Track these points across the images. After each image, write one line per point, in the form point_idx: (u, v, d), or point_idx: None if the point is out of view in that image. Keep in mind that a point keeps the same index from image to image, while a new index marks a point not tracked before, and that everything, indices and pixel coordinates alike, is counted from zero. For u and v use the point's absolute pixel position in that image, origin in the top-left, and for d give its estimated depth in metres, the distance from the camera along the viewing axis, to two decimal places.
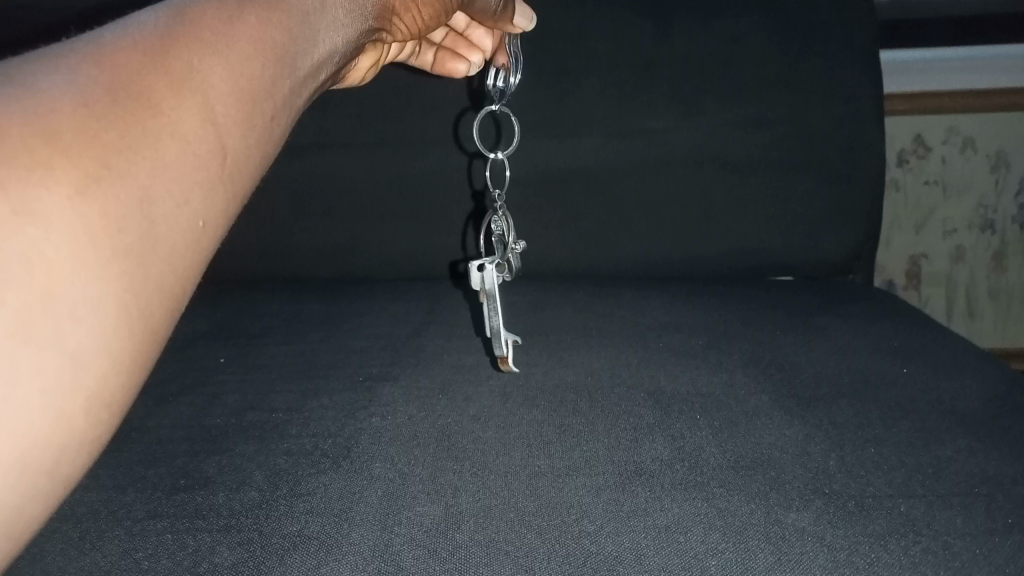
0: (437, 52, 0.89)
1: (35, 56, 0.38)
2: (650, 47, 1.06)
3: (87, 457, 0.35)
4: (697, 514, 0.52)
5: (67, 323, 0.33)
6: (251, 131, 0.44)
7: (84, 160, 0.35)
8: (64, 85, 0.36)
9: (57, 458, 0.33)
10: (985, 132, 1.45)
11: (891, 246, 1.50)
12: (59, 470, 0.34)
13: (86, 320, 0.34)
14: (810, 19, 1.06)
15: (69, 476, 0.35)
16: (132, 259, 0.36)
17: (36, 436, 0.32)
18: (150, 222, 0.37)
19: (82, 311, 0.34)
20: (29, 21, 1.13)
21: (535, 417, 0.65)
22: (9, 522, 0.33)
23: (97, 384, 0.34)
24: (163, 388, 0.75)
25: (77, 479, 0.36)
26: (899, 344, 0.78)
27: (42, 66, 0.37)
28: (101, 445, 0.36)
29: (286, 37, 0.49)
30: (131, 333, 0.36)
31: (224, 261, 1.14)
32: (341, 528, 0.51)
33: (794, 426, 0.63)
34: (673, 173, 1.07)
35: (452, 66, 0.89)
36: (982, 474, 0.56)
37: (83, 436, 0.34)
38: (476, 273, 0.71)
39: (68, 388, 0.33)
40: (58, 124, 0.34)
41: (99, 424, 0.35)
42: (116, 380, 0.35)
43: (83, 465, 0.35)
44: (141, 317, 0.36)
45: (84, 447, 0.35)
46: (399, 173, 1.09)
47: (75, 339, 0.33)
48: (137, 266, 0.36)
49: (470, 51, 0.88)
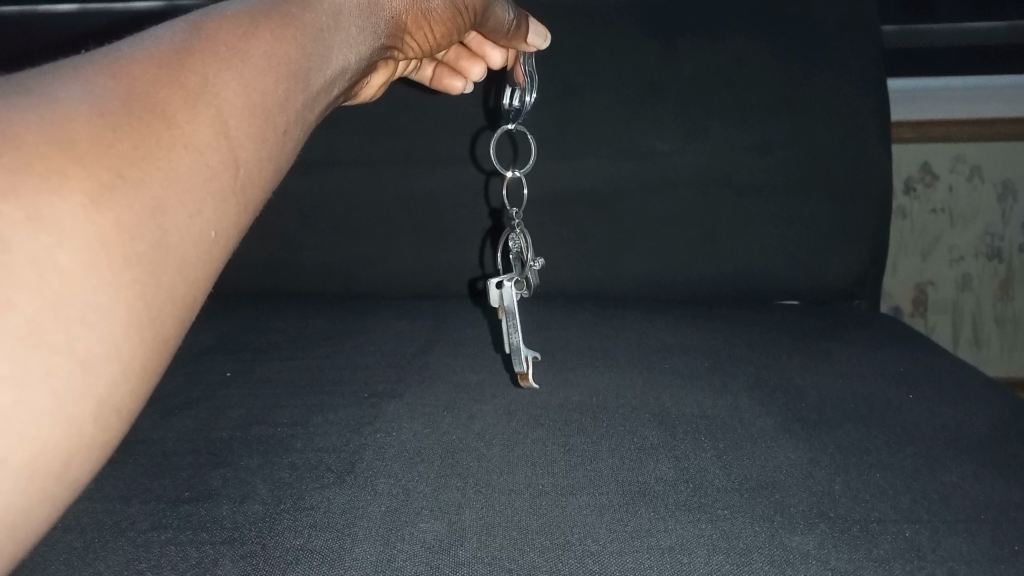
0: (437, 67, 0.90)
1: (53, 67, 0.39)
2: (657, 71, 1.07)
3: (95, 463, 0.36)
4: (700, 536, 0.52)
5: (77, 328, 0.33)
6: (264, 145, 0.44)
7: (98, 168, 0.35)
8: (80, 95, 0.37)
9: (65, 463, 0.34)
10: (991, 161, 1.46)
11: (897, 272, 1.50)
12: (67, 474, 0.34)
13: (97, 326, 0.34)
14: (816, 43, 1.07)
15: (77, 481, 0.35)
16: (144, 267, 0.36)
17: (46, 440, 0.32)
18: (163, 231, 0.37)
19: (92, 316, 0.34)
20: (46, 35, 1.15)
21: (539, 435, 0.65)
22: (16, 525, 0.33)
23: (106, 390, 0.35)
24: (169, 400, 0.76)
25: (86, 485, 0.36)
26: (904, 370, 0.78)
27: (60, 77, 0.37)
28: (110, 451, 0.36)
29: (300, 53, 0.49)
30: (142, 340, 0.36)
31: (232, 276, 1.15)
32: (343, 543, 0.51)
33: (799, 450, 0.63)
34: (679, 195, 1.08)
35: (449, 83, 0.91)
36: (988, 500, 0.56)
37: (91, 441, 0.34)
38: (494, 290, 0.71)
39: (77, 394, 0.33)
40: (72, 133, 0.35)
41: (108, 429, 0.35)
42: (125, 387, 0.36)
43: (91, 469, 0.35)
44: (151, 325, 0.37)
45: (93, 452, 0.35)
46: (407, 191, 1.09)
47: (85, 344, 0.34)
48: (149, 275, 0.36)
49: (472, 63, 0.88)
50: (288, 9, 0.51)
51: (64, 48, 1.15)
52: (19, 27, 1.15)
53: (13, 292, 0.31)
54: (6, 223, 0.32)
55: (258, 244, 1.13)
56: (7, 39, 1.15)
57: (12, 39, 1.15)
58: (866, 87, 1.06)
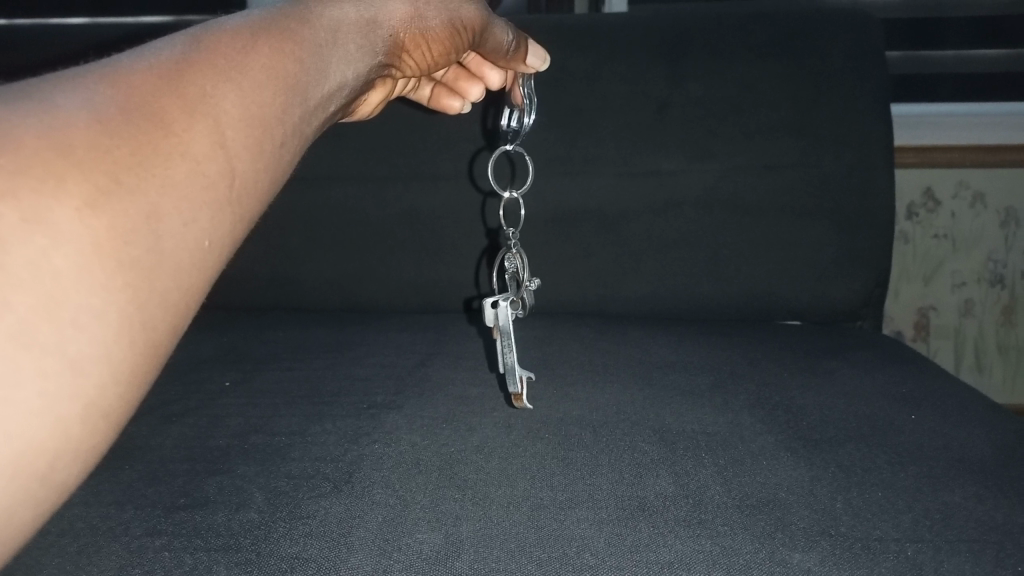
0: (435, 87, 0.90)
1: (53, 77, 0.37)
2: (663, 92, 1.07)
3: (84, 466, 0.34)
4: (700, 551, 0.51)
5: (70, 331, 0.32)
6: (262, 156, 0.42)
7: (96, 173, 0.33)
8: (79, 102, 0.35)
9: (52, 465, 0.32)
10: (994, 188, 1.46)
11: (899, 297, 1.49)
12: (54, 478, 0.32)
13: (89, 329, 0.32)
14: (822, 65, 1.06)
15: (65, 485, 0.33)
16: (137, 272, 0.34)
17: (33, 440, 0.31)
18: (157, 237, 0.35)
19: (84, 319, 0.32)
20: (57, 47, 1.16)
21: (538, 450, 0.65)
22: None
23: (95, 393, 0.33)
24: (167, 408, 0.75)
25: (74, 488, 0.34)
26: (908, 391, 0.77)
27: (61, 85, 0.36)
28: (97, 457, 0.35)
29: (299, 68, 0.47)
30: (133, 344, 0.34)
31: (235, 288, 1.15)
32: (339, 552, 0.51)
33: (801, 468, 0.62)
34: (682, 215, 1.08)
35: (446, 102, 0.91)
36: (992, 521, 0.55)
37: (78, 446, 0.33)
38: (489, 309, 0.70)
39: (66, 396, 0.32)
40: (71, 137, 0.33)
41: (96, 433, 0.33)
42: (115, 391, 0.34)
43: (78, 475, 0.34)
44: (143, 330, 0.35)
45: (81, 456, 0.33)
46: (410, 207, 1.10)
47: (77, 346, 0.32)
48: (143, 280, 0.35)
49: (470, 84, 0.88)
50: (287, 26, 0.49)
51: (75, 59, 1.16)
52: (31, 38, 1.16)
53: (5, 292, 0.30)
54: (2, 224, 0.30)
55: (261, 256, 1.13)
56: (19, 49, 1.16)
57: (24, 49, 1.16)
58: (872, 111, 1.06)
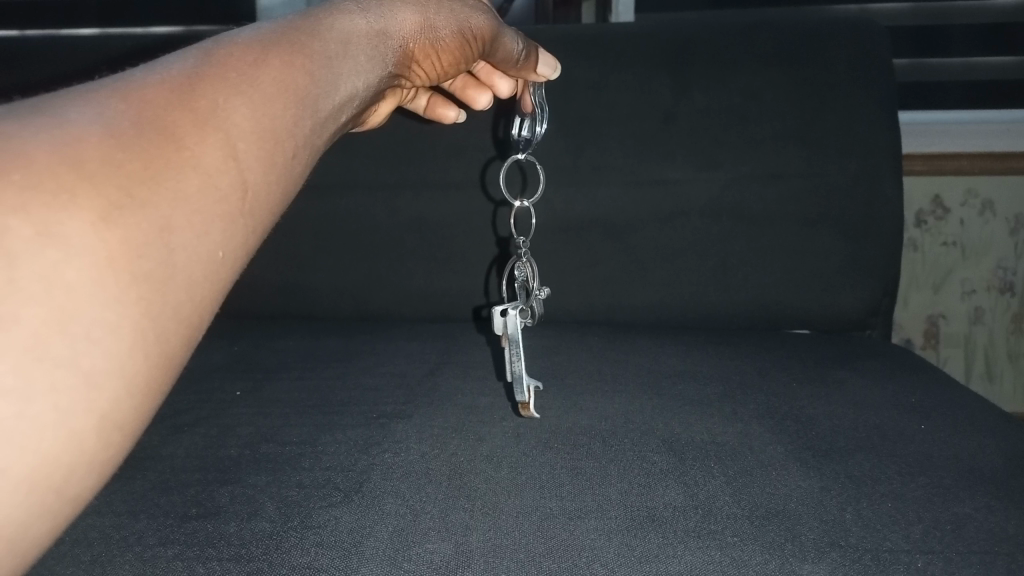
0: (431, 97, 0.89)
1: (66, 92, 0.38)
2: (670, 101, 1.08)
3: (98, 478, 0.34)
4: (710, 562, 0.51)
5: (82, 343, 0.32)
6: (273, 169, 0.42)
7: (108, 187, 0.34)
8: (92, 118, 0.35)
9: (65, 477, 0.32)
10: (1002, 196, 1.46)
11: (908, 305, 1.49)
12: (68, 489, 0.32)
13: (103, 342, 0.32)
14: (829, 74, 1.06)
15: (77, 497, 0.33)
16: (150, 284, 0.34)
17: (45, 452, 0.31)
18: (170, 251, 0.36)
19: (97, 332, 0.32)
20: (69, 58, 1.17)
21: (547, 459, 0.65)
22: (14, 540, 0.32)
23: (110, 405, 0.33)
24: (178, 417, 0.76)
25: (87, 500, 0.34)
26: (918, 401, 0.77)
27: (72, 101, 0.36)
28: (112, 469, 0.35)
29: (309, 80, 0.47)
30: (146, 356, 0.34)
31: (246, 296, 1.16)
32: (349, 562, 0.51)
33: (811, 478, 0.62)
34: (690, 223, 1.08)
35: (442, 112, 0.91)
36: (1003, 533, 0.55)
37: (92, 458, 0.33)
38: (498, 318, 0.71)
39: (80, 409, 0.32)
40: (82, 152, 0.34)
41: (110, 445, 0.34)
42: (129, 402, 0.34)
43: (92, 486, 0.34)
44: (156, 342, 0.35)
45: (95, 467, 0.33)
46: (419, 217, 1.10)
47: (90, 359, 0.32)
48: (157, 292, 0.35)
49: (478, 92, 0.87)
50: (297, 38, 0.49)
51: (87, 70, 1.17)
52: (45, 49, 1.18)
53: (18, 306, 0.30)
54: (14, 238, 0.31)
55: (271, 264, 1.14)
56: (33, 63, 1.17)
57: (38, 63, 1.17)
58: (879, 121, 1.06)
